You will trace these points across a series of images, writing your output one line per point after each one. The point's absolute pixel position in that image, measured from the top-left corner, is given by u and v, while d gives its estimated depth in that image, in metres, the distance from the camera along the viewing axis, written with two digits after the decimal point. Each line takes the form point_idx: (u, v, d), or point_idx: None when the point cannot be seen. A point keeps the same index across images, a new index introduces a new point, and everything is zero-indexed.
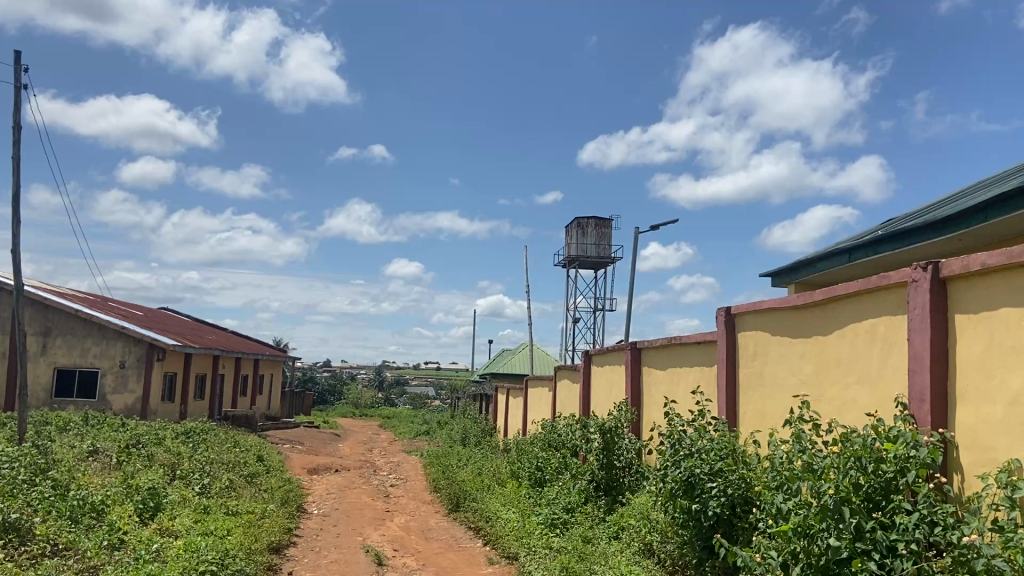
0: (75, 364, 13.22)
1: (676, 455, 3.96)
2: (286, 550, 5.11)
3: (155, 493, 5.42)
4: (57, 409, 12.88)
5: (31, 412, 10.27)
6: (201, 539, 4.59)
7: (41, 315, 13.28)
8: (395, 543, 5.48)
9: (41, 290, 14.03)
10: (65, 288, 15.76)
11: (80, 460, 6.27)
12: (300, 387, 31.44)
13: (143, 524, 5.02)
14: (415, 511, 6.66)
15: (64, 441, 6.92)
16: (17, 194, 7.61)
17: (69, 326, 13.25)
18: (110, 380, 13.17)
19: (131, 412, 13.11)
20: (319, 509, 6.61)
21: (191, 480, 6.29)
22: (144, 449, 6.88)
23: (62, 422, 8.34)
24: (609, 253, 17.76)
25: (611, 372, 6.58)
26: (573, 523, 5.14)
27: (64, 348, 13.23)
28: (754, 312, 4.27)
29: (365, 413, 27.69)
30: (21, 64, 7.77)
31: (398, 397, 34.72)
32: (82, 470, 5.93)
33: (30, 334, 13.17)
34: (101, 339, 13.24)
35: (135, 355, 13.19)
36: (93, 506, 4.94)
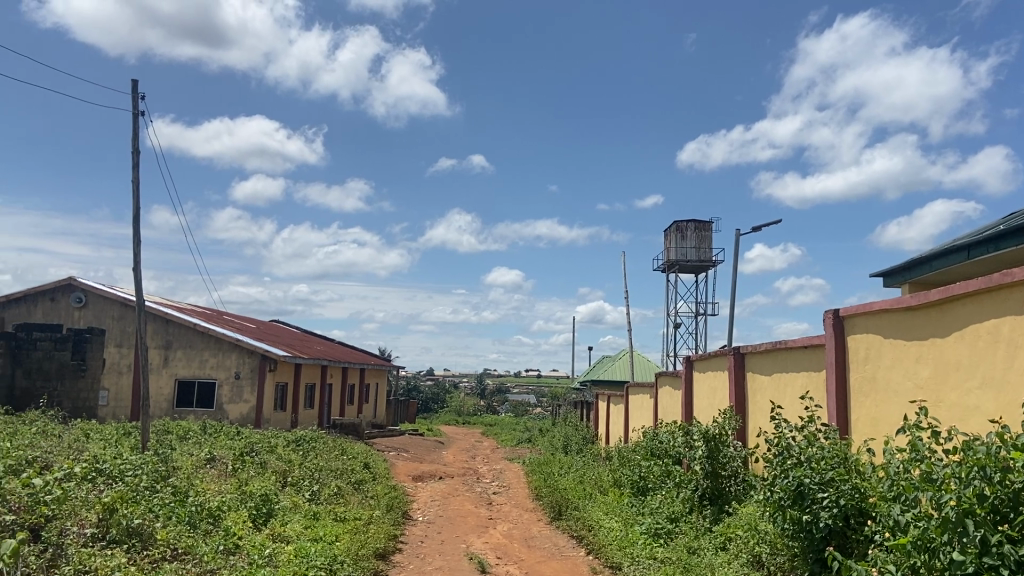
0: (195, 375, 13.98)
1: (784, 464, 3.80)
2: (391, 556, 5.22)
3: (267, 499, 5.67)
4: (180, 418, 13.66)
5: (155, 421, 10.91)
6: (310, 544, 4.76)
7: (163, 330, 14.12)
8: (497, 551, 5.51)
9: (163, 306, 14.95)
10: (185, 303, 16.75)
11: (199, 467, 6.63)
12: (406, 395, 32.17)
13: (255, 529, 5.25)
14: (517, 519, 6.68)
15: (183, 449, 7.32)
16: (138, 216, 8.13)
17: (189, 340, 14.03)
18: (227, 390, 13.88)
19: (247, 420, 13.78)
20: (424, 516, 6.74)
21: (302, 486, 6.54)
22: (258, 457, 7.21)
23: (180, 430, 8.83)
24: (710, 256, 17.35)
25: (714, 378, 6.41)
26: (677, 533, 5.03)
27: (184, 361, 14.01)
28: (864, 315, 4.06)
29: (468, 421, 28.04)
30: (139, 93, 8.30)
31: (501, 404, 35.01)
32: (201, 477, 6.27)
33: (153, 347, 14.02)
34: (218, 351, 13.96)
35: (249, 365, 13.86)
36: (209, 512, 5.23)
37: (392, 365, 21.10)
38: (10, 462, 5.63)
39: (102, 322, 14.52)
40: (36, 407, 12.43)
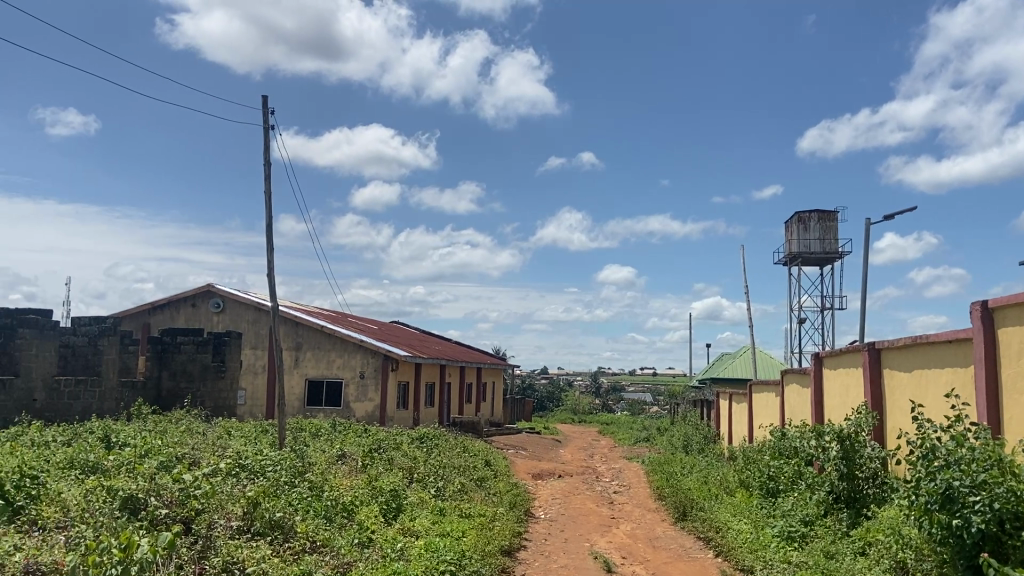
0: (324, 375, 14.58)
1: (930, 465, 3.58)
2: (517, 553, 5.27)
3: (396, 495, 5.84)
4: (310, 416, 14.28)
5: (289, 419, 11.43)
6: (439, 539, 4.86)
7: (292, 332, 14.80)
8: (622, 551, 5.46)
9: (293, 309, 15.69)
10: (311, 306, 17.54)
11: (331, 463, 6.91)
12: (521, 394, 32.43)
13: (386, 524, 5.42)
14: (641, 518, 6.60)
15: (316, 446, 7.66)
16: (271, 224, 8.55)
17: (317, 341, 14.64)
18: (352, 389, 14.41)
19: (372, 418, 14.25)
20: (546, 514, 6.77)
21: (428, 483, 6.70)
22: (385, 454, 7.44)
23: (313, 428, 9.24)
24: (836, 248, 16.63)
25: (846, 376, 6.13)
26: (812, 537, 4.83)
27: (313, 361, 14.64)
28: (1017, 306, 3.78)
29: (584, 419, 28.00)
30: (268, 107, 8.72)
31: (617, 403, 34.74)
32: (333, 472, 6.54)
33: (285, 348, 14.71)
34: (344, 352, 14.50)
35: (372, 365, 14.34)
36: (344, 506, 5.44)
37: (509, 364, 21.33)
38: (164, 458, 6.06)
39: (238, 326, 15.42)
40: (182, 407, 13.36)
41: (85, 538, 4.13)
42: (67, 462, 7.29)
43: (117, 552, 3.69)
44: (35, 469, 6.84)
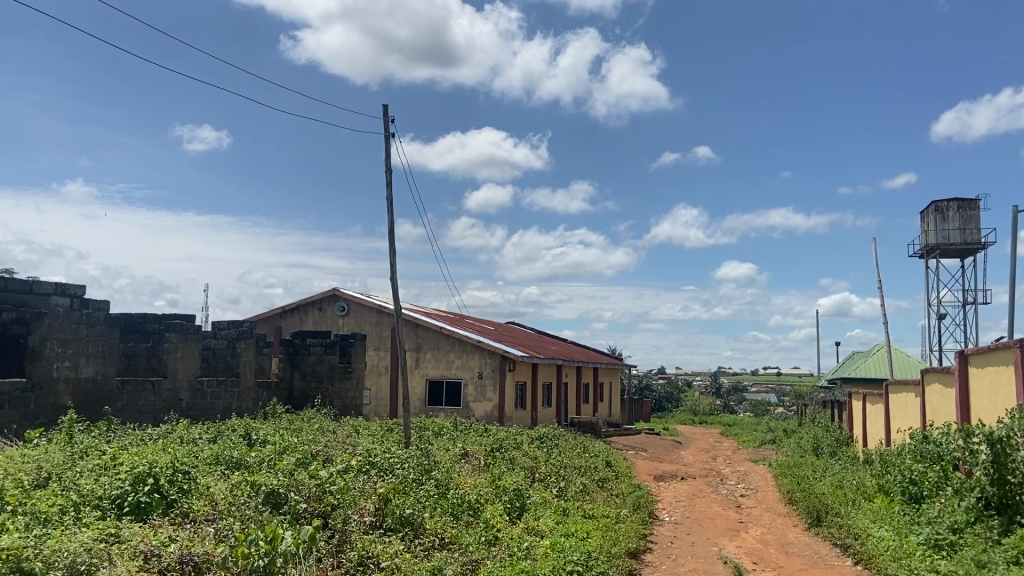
0: (444, 375, 14.89)
1: None
2: (643, 555, 5.19)
3: (520, 494, 5.87)
4: (432, 416, 14.60)
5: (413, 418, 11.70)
6: (564, 539, 4.86)
7: (413, 333, 15.19)
8: (753, 556, 5.29)
9: (413, 312, 16.15)
10: (430, 308, 18.00)
11: (455, 461, 7.04)
12: (639, 394, 32.05)
13: (512, 523, 5.46)
14: (770, 523, 6.38)
15: (440, 444, 7.83)
16: (393, 228, 8.81)
17: (437, 342, 14.98)
18: (471, 389, 14.66)
19: (491, 418, 14.43)
20: (671, 516, 6.64)
21: (550, 483, 6.71)
22: (507, 453, 7.52)
23: (436, 427, 9.46)
24: (978, 238, 15.56)
25: (996, 374, 5.70)
26: (962, 545, 4.52)
27: (433, 362, 14.98)
28: None
29: (705, 420, 27.36)
30: (389, 116, 8.99)
31: (738, 404, 33.76)
32: (458, 470, 6.67)
33: (407, 349, 15.13)
34: (462, 353, 14.77)
35: (490, 365, 14.53)
36: (469, 504, 5.53)
37: (626, 364, 21.13)
38: (300, 456, 6.39)
39: (362, 327, 15.97)
40: (313, 406, 13.95)
41: (236, 530, 4.45)
42: (214, 458, 7.81)
43: (263, 543, 3.98)
44: (186, 465, 7.36)
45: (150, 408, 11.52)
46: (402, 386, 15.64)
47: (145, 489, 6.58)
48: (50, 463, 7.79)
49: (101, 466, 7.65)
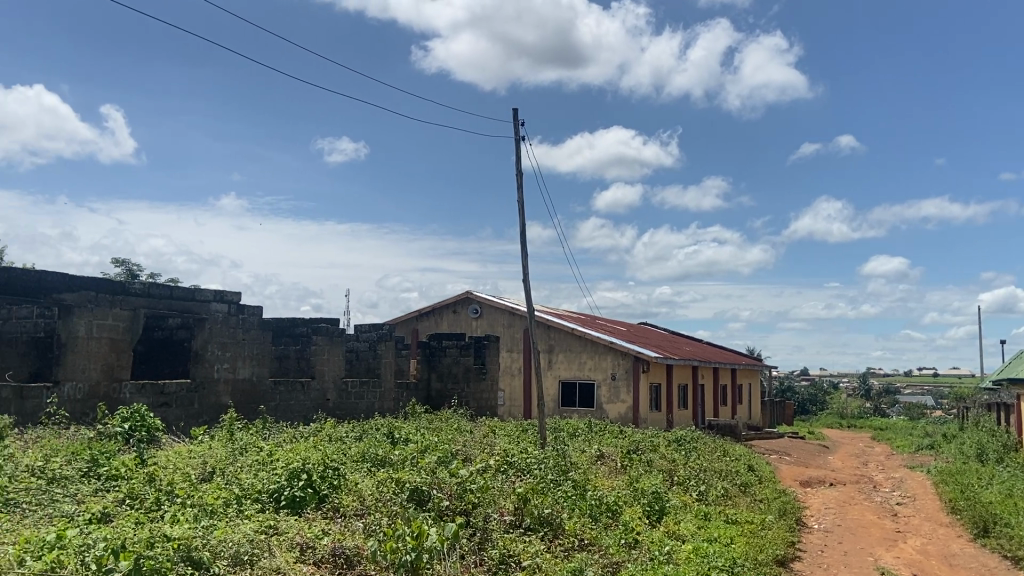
0: (576, 377, 14.91)
1: None
2: (791, 563, 4.98)
3: (659, 497, 5.76)
4: (566, 416, 14.61)
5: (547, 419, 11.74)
6: (707, 544, 4.73)
7: (545, 334, 15.32)
8: (913, 567, 4.95)
9: (545, 314, 16.28)
10: (562, 309, 18.10)
11: (592, 463, 7.01)
12: (779, 397, 30.79)
13: (651, 526, 5.38)
14: (930, 533, 5.95)
15: (576, 445, 7.83)
16: (524, 230, 8.91)
17: (569, 343, 15.03)
18: (605, 391, 14.58)
19: (625, 419, 14.26)
20: (820, 524, 6.33)
21: (690, 486, 6.56)
22: (644, 456, 7.42)
23: (571, 428, 9.46)
24: None
25: None
26: None
27: (565, 363, 15.04)
28: None
29: (853, 424, 25.94)
30: (518, 119, 9.10)
31: (890, 407, 31.79)
32: (595, 472, 6.64)
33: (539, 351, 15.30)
34: (595, 354, 14.73)
35: (623, 367, 14.39)
36: (608, 506, 5.51)
37: (766, 364, 20.38)
38: (441, 455, 6.58)
39: (495, 329, 16.26)
40: (450, 406, 14.27)
41: (384, 526, 4.65)
42: (360, 455, 8.16)
43: (410, 540, 4.17)
44: (336, 462, 7.74)
45: (300, 407, 12.18)
46: (535, 387, 15.78)
47: (299, 484, 6.98)
48: (214, 458, 8.39)
49: (259, 461, 8.18)
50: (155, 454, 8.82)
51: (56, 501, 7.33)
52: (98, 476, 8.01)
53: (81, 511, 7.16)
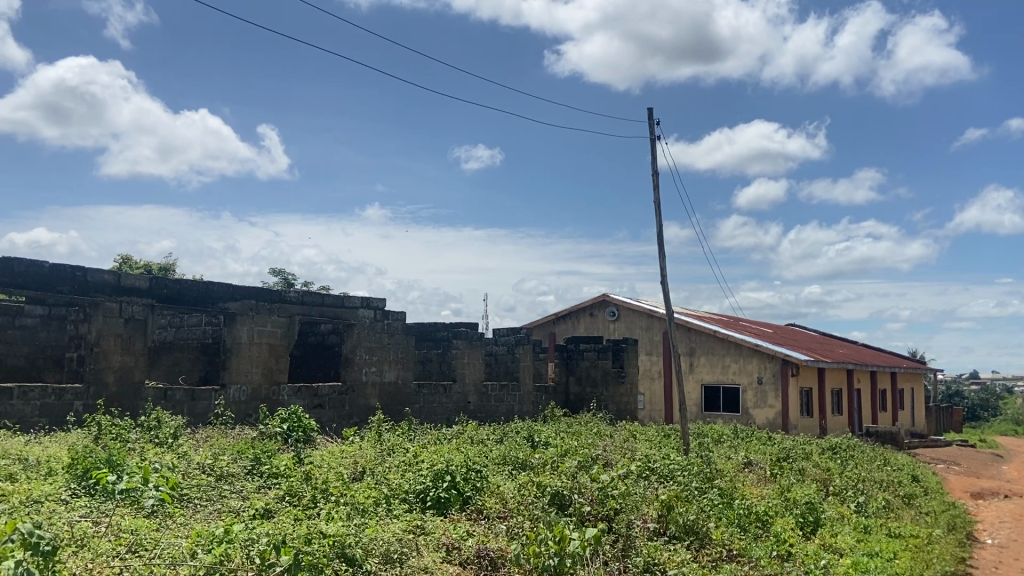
0: (720, 381, 14.52)
1: None
2: None
3: (813, 507, 5.47)
4: (709, 421, 14.28)
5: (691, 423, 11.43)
6: (869, 559, 4.45)
7: (685, 337, 15.10)
8: None
9: (686, 316, 15.96)
10: (702, 311, 17.70)
11: (739, 470, 6.76)
12: (945, 402, 28.58)
13: (805, 538, 5.12)
14: None
15: (722, 452, 7.59)
16: (662, 231, 8.75)
17: (711, 346, 14.69)
18: (751, 395, 14.06)
19: (774, 425, 13.63)
20: (997, 540, 5.80)
21: (846, 497, 6.19)
22: (795, 464, 7.08)
23: (716, 433, 9.18)
24: None
25: None
26: None
27: (707, 366, 14.72)
28: None
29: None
30: (653, 119, 8.96)
31: None
32: (743, 480, 6.40)
33: (680, 354, 15.10)
34: (739, 357, 14.27)
35: (770, 370, 13.82)
36: (758, 516, 5.30)
37: (929, 367, 18.99)
38: (581, 459, 6.57)
39: (634, 332, 16.09)
40: (590, 410, 14.22)
41: (527, 529, 4.71)
42: (501, 458, 8.28)
43: (553, 544, 4.20)
44: (478, 464, 7.88)
45: (443, 409, 12.52)
46: (676, 392, 15.44)
47: (444, 485, 7.17)
48: (365, 458, 8.77)
49: (406, 462, 8.47)
50: (311, 454, 9.32)
51: (224, 496, 7.90)
52: (260, 474, 8.57)
53: (246, 507, 7.69)
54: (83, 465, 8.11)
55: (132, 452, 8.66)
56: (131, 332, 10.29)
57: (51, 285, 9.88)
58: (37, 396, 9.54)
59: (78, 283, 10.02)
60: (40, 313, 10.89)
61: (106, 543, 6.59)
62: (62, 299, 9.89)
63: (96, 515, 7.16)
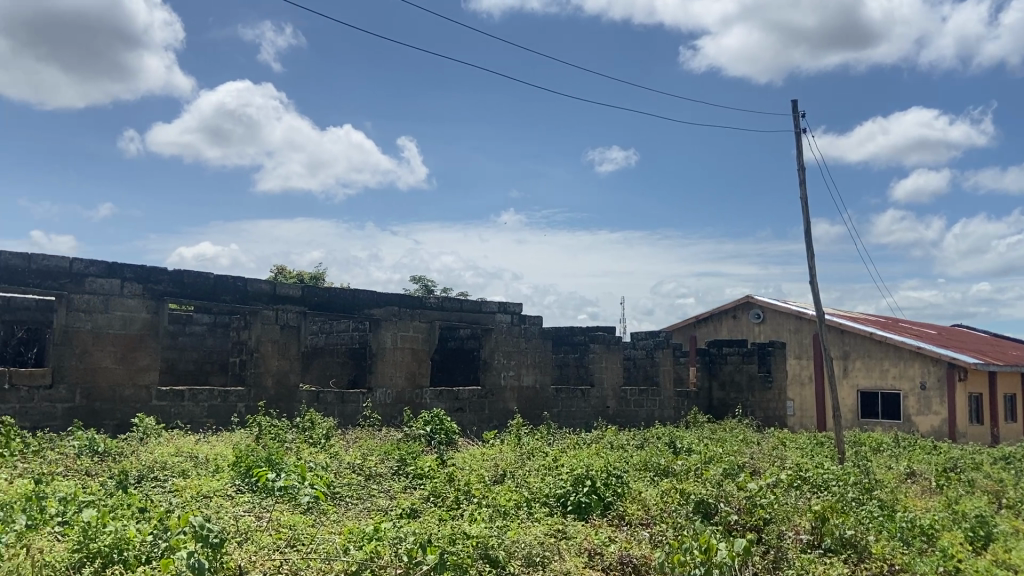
0: (877, 386, 13.68)
1: None
2: None
3: (986, 521, 5.02)
4: (867, 429, 13.43)
5: (845, 430, 10.80)
6: None
7: (839, 340, 14.32)
8: None
9: (839, 317, 15.17)
10: (856, 312, 16.77)
11: (900, 481, 6.32)
12: None
13: (979, 555, 4.71)
14: None
15: (880, 461, 7.12)
16: (810, 228, 8.35)
17: (867, 349, 13.87)
18: (912, 401, 13.14)
19: (939, 434, 12.68)
20: None
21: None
22: (965, 475, 6.53)
23: (873, 441, 8.63)
24: None
25: None
26: None
27: (864, 370, 13.90)
28: None
29: None
30: (798, 112, 8.58)
31: None
32: (904, 491, 5.97)
33: (833, 358, 14.33)
34: (899, 361, 13.40)
35: (934, 374, 12.88)
36: (922, 530, 4.92)
37: None
38: (726, 467, 6.36)
39: (781, 335, 15.47)
40: (734, 416, 13.75)
41: (672, 538, 4.61)
42: (643, 464, 8.14)
43: (699, 553, 4.09)
44: (619, 469, 7.79)
45: (582, 413, 12.49)
46: (829, 397, 14.68)
47: (584, 490, 7.13)
48: (505, 461, 8.87)
49: (546, 466, 8.50)
50: (453, 456, 9.53)
51: (373, 495, 8.23)
52: (406, 474, 8.86)
53: (393, 506, 7.98)
54: (246, 462, 8.68)
55: (289, 451, 9.19)
56: (286, 338, 10.98)
57: (216, 295, 10.65)
58: (205, 398, 10.37)
59: (239, 292, 10.75)
60: (208, 321, 11.75)
61: (267, 537, 7.01)
62: (225, 308, 10.69)
63: (258, 510, 7.64)
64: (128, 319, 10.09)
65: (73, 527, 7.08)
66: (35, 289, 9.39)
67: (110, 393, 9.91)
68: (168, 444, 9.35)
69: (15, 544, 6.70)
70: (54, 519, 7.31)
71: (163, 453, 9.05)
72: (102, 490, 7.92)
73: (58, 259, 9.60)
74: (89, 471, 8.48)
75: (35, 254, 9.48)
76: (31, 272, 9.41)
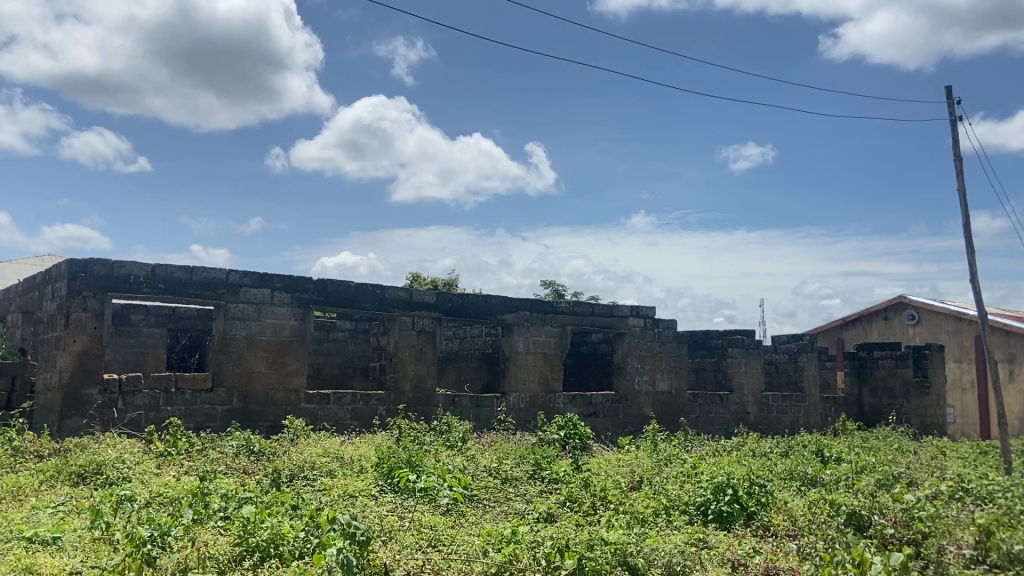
0: None
1: None
2: None
3: None
4: None
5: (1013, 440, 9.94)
6: None
7: (1004, 342, 13.23)
8: None
9: (1004, 317, 14.03)
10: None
11: None
12: None
13: None
14: None
15: None
16: (968, 221, 7.77)
17: None
18: None
19: None
20: None
21: None
22: None
23: None
24: None
25: None
26: None
27: None
28: None
29: None
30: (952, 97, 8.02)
31: None
32: None
33: (998, 361, 13.25)
34: None
35: None
36: None
37: None
38: (879, 477, 5.99)
39: (938, 337, 14.48)
40: (886, 423, 12.96)
41: (822, 551, 4.42)
42: (788, 474, 7.80)
43: (852, 567, 3.89)
44: (762, 478, 7.49)
45: (721, 420, 12.15)
46: (994, 404, 13.59)
47: (726, 499, 6.90)
48: (642, 468, 8.73)
49: (685, 473, 8.29)
50: (589, 461, 9.48)
51: (510, 498, 8.32)
52: (542, 478, 8.90)
53: (530, 510, 8.02)
54: (388, 464, 9.00)
55: (428, 454, 9.45)
56: (422, 343, 11.31)
57: (357, 302, 11.12)
58: (349, 401, 10.83)
59: (378, 299, 11.17)
60: (349, 327, 12.28)
61: (410, 537, 7.23)
62: (365, 314, 11.14)
63: (401, 510, 7.89)
64: (278, 327, 10.70)
65: (234, 522, 7.57)
66: (196, 299, 10.14)
67: (264, 396, 10.54)
68: (316, 444, 9.82)
69: (184, 536, 7.23)
70: (217, 514, 7.83)
71: (312, 453, 9.52)
72: (258, 487, 8.43)
73: (216, 270, 10.32)
74: (246, 469, 9.04)
75: (196, 266, 10.24)
76: (193, 283, 10.17)
